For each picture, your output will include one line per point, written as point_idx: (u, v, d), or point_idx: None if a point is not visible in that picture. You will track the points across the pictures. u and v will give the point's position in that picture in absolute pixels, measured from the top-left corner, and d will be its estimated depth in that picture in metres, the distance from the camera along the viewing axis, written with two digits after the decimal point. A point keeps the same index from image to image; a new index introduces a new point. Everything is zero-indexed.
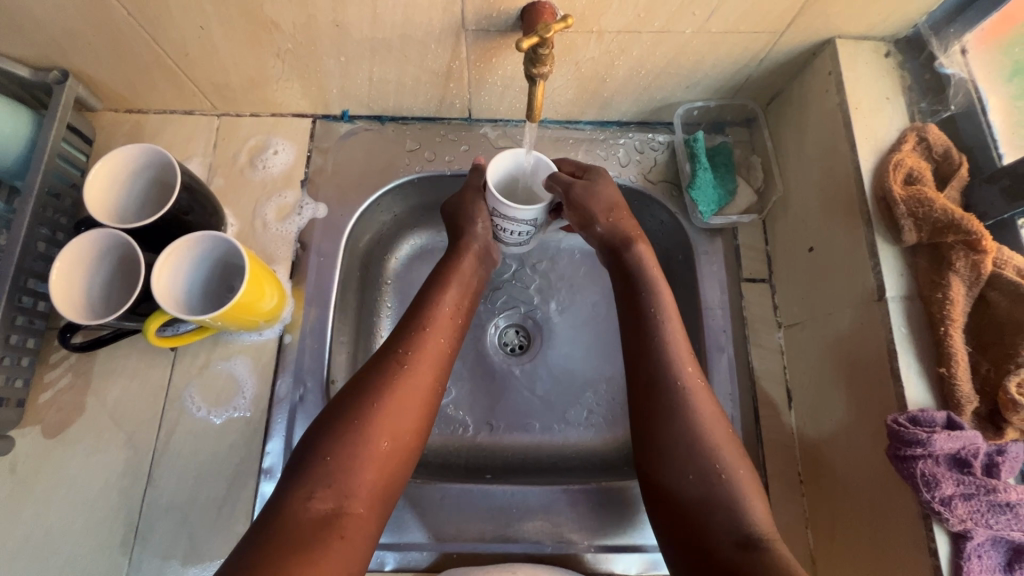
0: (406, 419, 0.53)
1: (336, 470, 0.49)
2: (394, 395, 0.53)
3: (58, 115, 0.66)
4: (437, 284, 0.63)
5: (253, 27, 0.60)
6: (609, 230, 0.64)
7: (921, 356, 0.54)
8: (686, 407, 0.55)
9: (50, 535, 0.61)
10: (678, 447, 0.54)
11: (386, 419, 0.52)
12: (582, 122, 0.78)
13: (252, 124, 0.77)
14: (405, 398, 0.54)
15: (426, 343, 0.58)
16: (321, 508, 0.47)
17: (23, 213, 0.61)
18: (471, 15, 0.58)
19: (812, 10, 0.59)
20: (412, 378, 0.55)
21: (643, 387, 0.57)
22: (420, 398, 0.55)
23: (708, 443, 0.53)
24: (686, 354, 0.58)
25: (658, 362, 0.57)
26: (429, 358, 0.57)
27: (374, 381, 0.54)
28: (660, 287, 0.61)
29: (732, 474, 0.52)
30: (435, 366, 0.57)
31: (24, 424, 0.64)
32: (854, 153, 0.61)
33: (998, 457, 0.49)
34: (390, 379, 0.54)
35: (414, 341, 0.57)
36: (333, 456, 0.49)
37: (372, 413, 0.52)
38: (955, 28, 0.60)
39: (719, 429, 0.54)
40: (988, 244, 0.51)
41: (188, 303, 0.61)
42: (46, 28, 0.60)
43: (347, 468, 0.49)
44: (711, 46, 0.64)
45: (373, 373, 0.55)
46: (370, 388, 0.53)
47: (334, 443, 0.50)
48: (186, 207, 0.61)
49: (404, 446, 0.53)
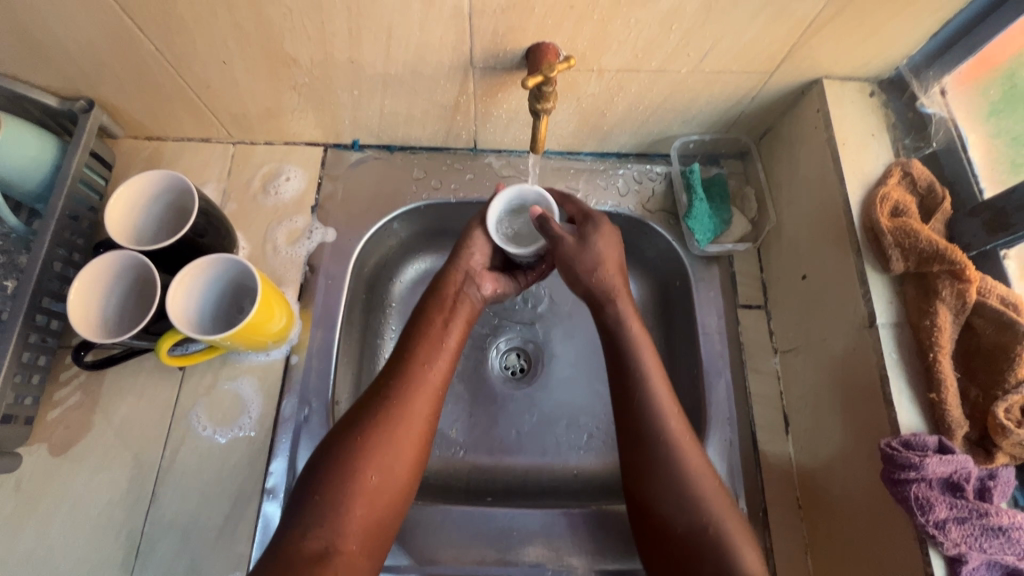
0: (395, 455, 0.54)
1: (326, 507, 0.51)
2: (384, 430, 0.55)
3: (82, 142, 0.69)
4: (431, 314, 0.64)
5: (273, 62, 0.64)
6: (589, 290, 0.65)
7: (913, 382, 0.55)
8: (671, 461, 0.55)
9: (51, 554, 0.62)
10: (673, 491, 0.54)
11: (374, 455, 0.53)
12: (583, 153, 0.82)
13: (266, 151, 0.80)
14: (394, 432, 0.55)
15: (415, 375, 0.58)
16: (315, 546, 0.49)
17: (44, 234, 0.63)
18: (479, 53, 0.62)
19: (800, 52, 0.63)
20: (402, 413, 0.56)
21: (645, 426, 0.57)
22: (411, 432, 0.56)
23: (698, 489, 0.54)
24: (672, 406, 0.58)
25: (643, 409, 0.58)
26: (417, 391, 0.58)
27: (359, 416, 0.55)
28: (642, 345, 0.62)
29: (720, 525, 0.52)
30: (426, 399, 0.58)
31: (33, 441, 0.65)
32: (842, 186, 0.64)
33: (990, 481, 0.50)
34: (375, 413, 0.55)
35: (400, 373, 0.59)
36: (321, 494, 0.51)
37: (356, 449, 0.53)
38: (933, 71, 0.64)
39: (707, 480, 0.55)
40: (971, 274, 0.54)
41: (200, 323, 0.62)
42: (77, 61, 0.63)
43: (336, 505, 0.51)
44: (705, 85, 0.67)
45: (363, 411, 0.56)
46: (356, 423, 0.55)
47: (325, 482, 0.52)
48: (201, 230, 0.63)
49: (394, 480, 0.54)
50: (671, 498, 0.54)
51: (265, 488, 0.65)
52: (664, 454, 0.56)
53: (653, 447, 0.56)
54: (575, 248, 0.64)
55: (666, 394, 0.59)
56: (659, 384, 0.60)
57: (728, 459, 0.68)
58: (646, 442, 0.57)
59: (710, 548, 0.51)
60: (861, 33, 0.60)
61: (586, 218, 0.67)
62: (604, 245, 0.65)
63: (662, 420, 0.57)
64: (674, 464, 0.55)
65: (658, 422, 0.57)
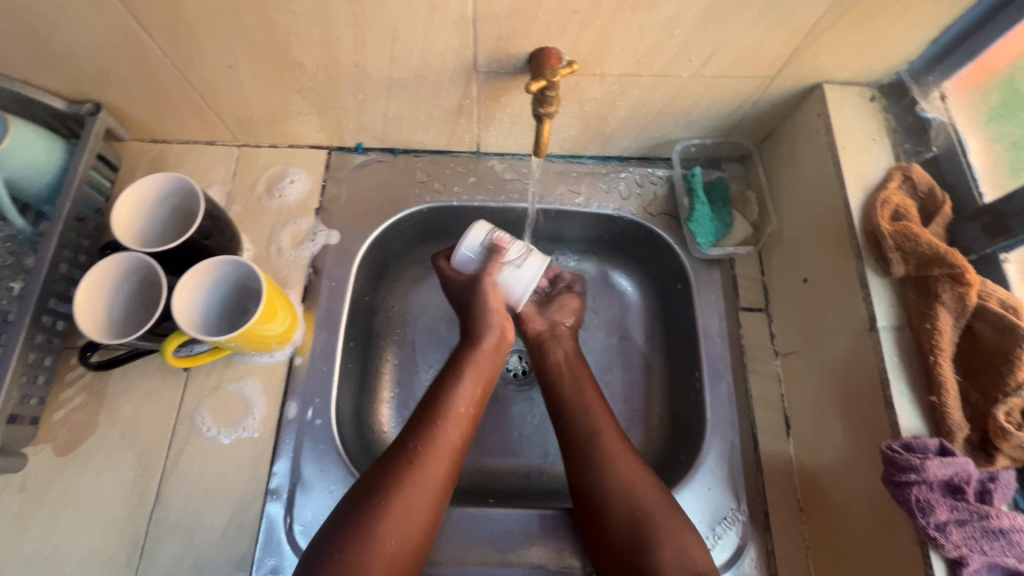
0: (413, 520, 0.56)
1: (343, 567, 0.51)
2: (407, 493, 0.56)
3: (89, 144, 0.70)
4: (452, 376, 0.65)
5: (279, 67, 0.65)
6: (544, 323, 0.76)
7: (913, 385, 0.56)
8: (607, 465, 0.62)
9: (55, 554, 0.62)
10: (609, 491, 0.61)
11: (395, 517, 0.55)
12: (585, 157, 0.82)
13: (270, 154, 0.81)
14: (415, 495, 0.56)
15: (437, 438, 0.60)
16: None
17: (51, 236, 0.64)
18: (482, 58, 0.62)
19: (800, 58, 0.63)
20: (423, 475, 0.58)
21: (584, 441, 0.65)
22: (431, 496, 0.57)
23: (633, 479, 0.61)
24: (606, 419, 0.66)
25: (586, 428, 0.65)
26: (438, 454, 0.59)
27: (382, 476, 0.57)
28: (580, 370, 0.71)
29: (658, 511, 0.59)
30: (446, 462, 0.60)
31: (38, 441, 0.66)
32: (843, 190, 0.64)
33: (990, 484, 0.51)
34: (399, 475, 0.57)
35: (424, 436, 0.60)
36: (340, 553, 0.52)
37: (379, 511, 0.54)
38: (933, 76, 0.65)
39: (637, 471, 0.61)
40: (972, 277, 0.54)
41: (204, 324, 0.63)
42: (85, 65, 0.64)
43: (354, 567, 0.51)
44: (706, 90, 0.68)
45: (384, 472, 0.57)
46: (379, 484, 0.56)
47: (347, 543, 0.52)
48: (207, 232, 0.64)
49: (411, 545, 0.55)
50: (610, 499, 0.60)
51: (268, 489, 0.66)
52: (603, 462, 0.62)
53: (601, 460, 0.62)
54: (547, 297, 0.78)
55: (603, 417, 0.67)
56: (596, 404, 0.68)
57: (729, 461, 0.68)
58: (586, 454, 0.64)
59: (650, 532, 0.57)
60: (860, 39, 0.61)
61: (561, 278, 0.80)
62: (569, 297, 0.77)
63: (603, 438, 0.64)
64: (620, 479, 0.61)
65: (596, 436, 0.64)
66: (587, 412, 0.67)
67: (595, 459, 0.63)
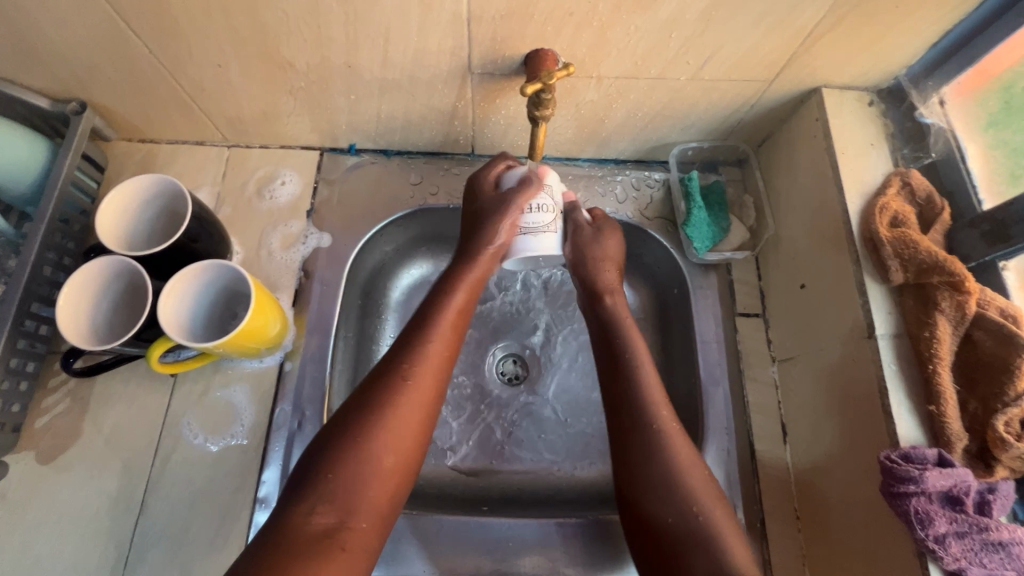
0: (408, 436, 0.54)
1: (339, 483, 0.50)
2: (398, 409, 0.54)
3: (74, 144, 0.68)
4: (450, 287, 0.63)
5: (269, 66, 0.63)
6: (589, 279, 0.68)
7: (912, 394, 0.55)
8: (662, 450, 0.56)
9: (38, 563, 0.60)
10: (661, 479, 0.54)
11: (390, 433, 0.53)
12: (581, 160, 0.81)
13: (261, 155, 0.79)
14: (407, 411, 0.54)
15: (428, 354, 0.58)
16: (323, 523, 0.48)
17: (34, 238, 0.62)
18: (477, 59, 0.61)
19: (799, 61, 0.63)
20: (417, 390, 0.55)
21: (634, 415, 0.58)
22: (422, 411, 0.55)
23: (684, 475, 0.54)
24: (660, 398, 0.59)
25: (635, 405, 0.58)
26: (430, 370, 0.57)
27: (375, 393, 0.54)
28: (635, 336, 0.64)
29: (709, 516, 0.52)
30: (438, 378, 0.57)
31: (20, 449, 0.64)
32: (841, 195, 0.63)
33: (989, 495, 0.50)
34: (390, 391, 0.54)
35: (415, 352, 0.57)
36: (334, 472, 0.50)
37: (373, 427, 0.52)
38: (932, 81, 0.64)
39: (695, 471, 0.55)
40: (971, 285, 0.53)
41: (192, 330, 0.61)
42: (70, 63, 0.62)
43: (350, 483, 0.50)
44: (704, 92, 0.67)
45: (376, 390, 0.55)
46: (371, 401, 0.54)
47: (339, 460, 0.50)
48: (195, 235, 0.62)
49: (407, 459, 0.53)
50: (660, 487, 0.54)
51: (256, 498, 0.64)
52: (653, 443, 0.56)
53: (638, 430, 0.57)
54: (586, 237, 0.68)
55: (655, 381, 0.60)
56: (649, 374, 0.61)
57: (725, 468, 0.67)
58: (635, 430, 0.57)
59: (700, 536, 0.51)
60: (861, 42, 0.60)
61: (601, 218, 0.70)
62: (612, 243, 0.69)
63: (654, 407, 0.58)
64: (669, 460, 0.55)
65: (647, 410, 0.58)
66: (642, 386, 0.59)
67: (631, 425, 0.58)
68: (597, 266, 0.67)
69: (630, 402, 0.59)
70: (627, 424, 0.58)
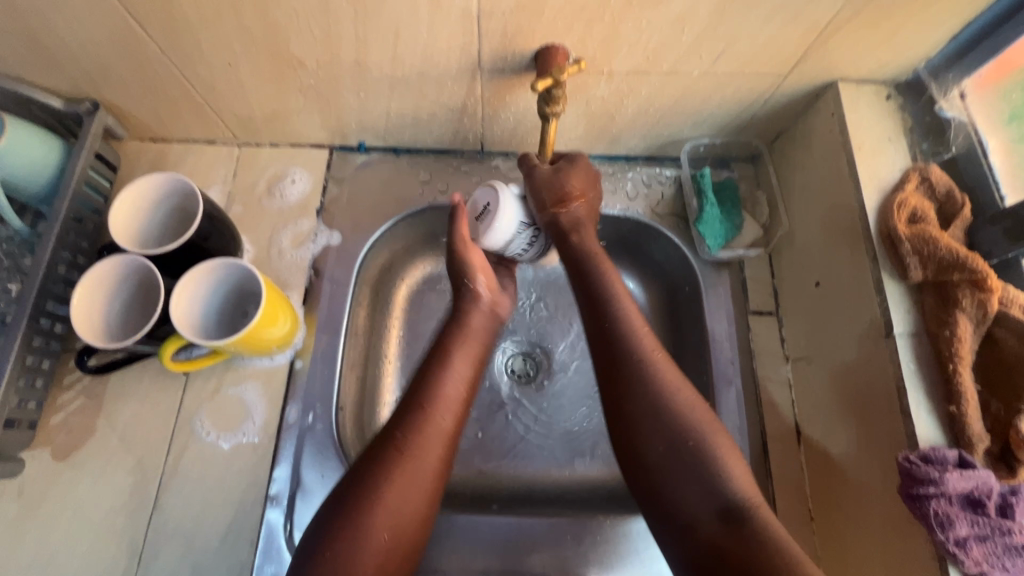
0: (409, 510, 0.52)
1: (337, 566, 0.48)
2: (399, 486, 0.52)
3: (87, 143, 0.68)
4: (444, 353, 0.61)
5: (278, 64, 0.63)
6: (577, 250, 0.64)
7: (931, 394, 0.54)
8: (656, 394, 0.54)
9: (53, 559, 0.61)
10: (654, 418, 0.53)
11: (391, 509, 0.51)
12: (591, 157, 0.80)
13: (271, 153, 0.80)
14: (409, 487, 0.53)
15: (427, 423, 0.56)
16: None
17: (48, 237, 0.62)
18: (487, 55, 0.61)
19: (815, 54, 0.61)
20: (415, 466, 0.53)
21: (630, 376, 0.55)
22: (423, 484, 0.53)
23: (675, 401, 0.53)
24: (649, 338, 0.57)
25: (630, 366, 0.55)
26: (434, 439, 0.55)
27: (374, 466, 0.53)
28: (622, 294, 0.60)
29: (701, 439, 0.52)
30: (440, 447, 0.55)
31: (35, 445, 0.65)
32: (858, 191, 0.62)
33: (1011, 497, 0.48)
34: (391, 466, 0.53)
35: (418, 422, 0.55)
36: (334, 552, 0.49)
37: (373, 506, 0.51)
38: (953, 73, 0.62)
39: (687, 398, 0.54)
40: (993, 283, 0.52)
41: (203, 328, 0.62)
42: (83, 63, 0.63)
43: (349, 564, 0.49)
44: (717, 87, 0.66)
45: (376, 463, 0.53)
46: (372, 476, 0.52)
47: (340, 538, 0.49)
48: (206, 234, 0.63)
49: (408, 533, 0.52)
50: (654, 428, 0.53)
51: (268, 495, 0.65)
52: (649, 390, 0.54)
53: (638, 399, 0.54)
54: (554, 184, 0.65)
55: (643, 327, 0.58)
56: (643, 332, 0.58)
57: None
58: (630, 389, 0.54)
59: (696, 461, 0.51)
60: (879, 35, 0.59)
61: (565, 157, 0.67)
62: (580, 178, 0.66)
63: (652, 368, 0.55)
64: (656, 389, 0.54)
65: (641, 364, 0.55)
66: (636, 345, 0.56)
67: (621, 387, 0.55)
68: (581, 228, 0.65)
69: (626, 364, 0.55)
70: (624, 385, 0.55)
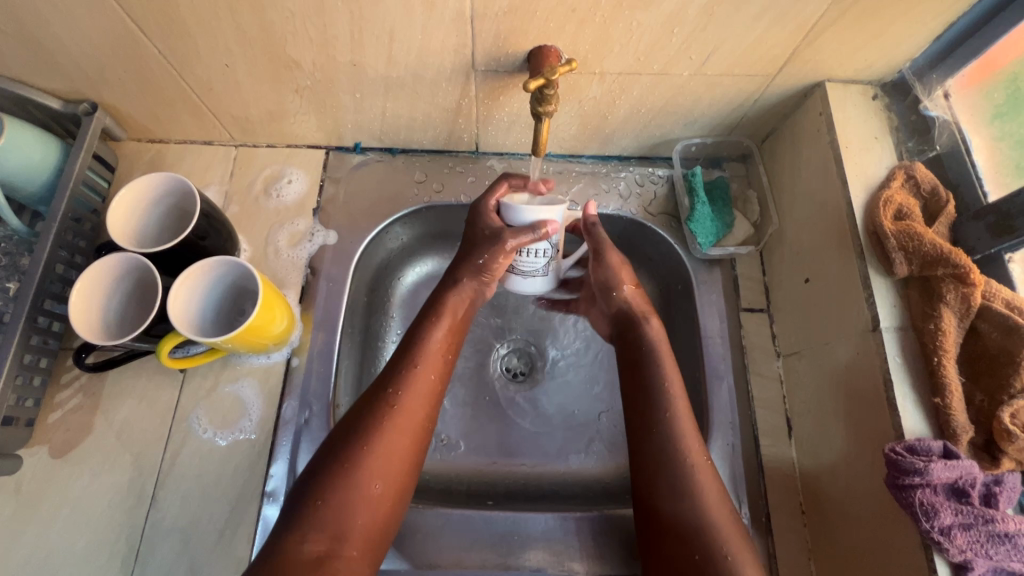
0: (396, 463, 0.55)
1: (328, 513, 0.51)
2: (386, 437, 0.55)
3: (85, 144, 0.69)
4: (431, 314, 0.63)
5: (275, 65, 0.64)
6: (624, 306, 0.68)
7: (917, 386, 0.55)
8: (692, 488, 0.56)
9: (50, 555, 0.61)
10: (688, 518, 0.54)
11: (378, 462, 0.54)
12: (584, 156, 0.81)
13: (268, 154, 0.80)
14: (395, 438, 0.55)
15: (414, 382, 0.58)
16: (314, 550, 0.49)
17: (46, 236, 0.63)
18: (481, 56, 0.62)
19: (802, 55, 0.63)
20: (402, 418, 0.56)
21: (666, 452, 0.57)
22: (408, 436, 0.56)
23: (713, 517, 0.54)
24: (693, 432, 0.59)
25: (666, 438, 0.58)
26: (420, 395, 0.58)
27: (364, 420, 0.55)
28: (668, 365, 0.63)
29: (737, 558, 0.52)
30: (425, 405, 0.58)
31: (33, 443, 0.65)
32: (845, 189, 0.63)
33: (995, 487, 0.50)
34: (379, 417, 0.55)
35: (404, 378, 0.58)
36: (325, 500, 0.51)
37: (361, 457, 0.53)
38: (937, 73, 0.64)
39: (723, 512, 0.55)
40: (976, 278, 0.53)
41: (200, 325, 0.62)
42: (81, 64, 0.63)
43: (341, 511, 0.51)
44: (707, 88, 0.67)
45: (364, 418, 0.55)
46: (361, 429, 0.55)
47: (327, 488, 0.52)
48: (203, 232, 0.63)
49: (396, 486, 0.55)
50: (687, 526, 0.54)
51: (264, 491, 0.65)
52: (685, 481, 0.56)
53: (669, 465, 0.57)
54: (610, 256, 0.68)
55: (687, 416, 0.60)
56: (681, 404, 0.60)
57: (731, 463, 0.67)
58: (665, 466, 0.57)
59: None
60: (864, 36, 0.60)
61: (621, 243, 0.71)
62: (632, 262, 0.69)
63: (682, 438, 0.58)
64: (698, 496, 0.55)
65: (680, 454, 0.57)
66: (675, 424, 0.59)
67: (656, 461, 0.58)
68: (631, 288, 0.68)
69: (663, 434, 0.58)
70: (660, 459, 0.57)
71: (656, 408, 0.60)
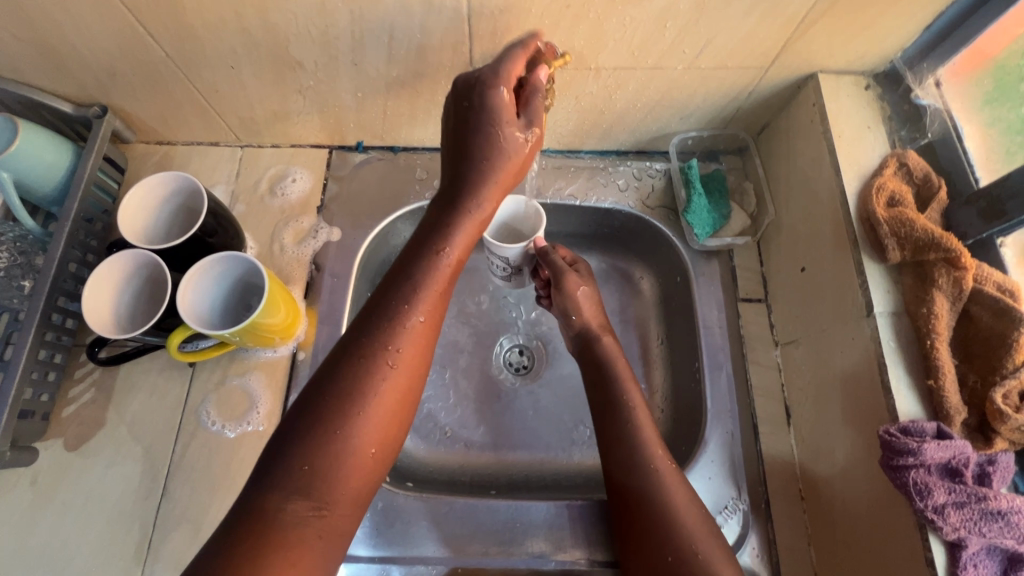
0: (388, 423, 0.51)
1: (315, 477, 0.46)
2: (380, 395, 0.51)
3: (96, 146, 0.71)
4: (434, 243, 0.57)
5: (278, 66, 0.66)
6: (583, 327, 0.70)
7: (911, 369, 0.56)
8: (660, 488, 0.57)
9: (65, 545, 0.63)
10: (659, 517, 0.56)
11: (370, 421, 0.50)
12: (583, 152, 0.83)
13: (273, 154, 0.82)
14: (388, 396, 0.51)
15: (407, 334, 0.53)
16: (299, 515, 0.45)
17: (60, 235, 0.65)
18: (478, 54, 0.63)
19: (794, 47, 0.64)
20: (397, 375, 0.52)
21: (634, 456, 0.60)
22: (402, 393, 0.52)
23: (681, 516, 0.56)
24: (657, 439, 0.62)
25: (633, 445, 0.61)
26: (415, 348, 0.53)
27: (355, 378, 0.50)
28: (627, 377, 0.66)
29: (708, 554, 0.53)
30: (421, 358, 0.54)
31: (49, 436, 0.67)
32: (839, 178, 0.64)
33: (988, 467, 0.51)
34: (371, 375, 0.51)
35: (398, 330, 0.53)
36: (311, 465, 0.47)
37: (353, 418, 0.49)
38: (928, 62, 0.65)
39: (690, 509, 0.56)
40: (968, 262, 0.54)
41: (209, 319, 0.64)
42: (91, 69, 0.66)
43: (328, 476, 0.47)
44: (701, 81, 0.68)
45: (354, 370, 0.51)
46: (351, 387, 0.50)
47: (313, 450, 0.47)
48: (210, 230, 0.65)
49: (388, 446, 0.51)
50: (658, 524, 0.55)
51: None
52: (652, 484, 0.58)
53: (638, 468, 0.59)
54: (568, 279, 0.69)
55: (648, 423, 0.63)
56: (642, 415, 0.63)
57: (730, 451, 0.68)
58: (635, 469, 0.59)
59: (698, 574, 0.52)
60: (853, 27, 0.61)
61: (575, 263, 0.72)
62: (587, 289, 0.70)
63: (645, 445, 0.60)
64: (666, 494, 0.57)
65: (646, 458, 0.60)
66: (640, 432, 0.61)
67: (626, 466, 0.60)
68: (585, 311, 0.70)
69: (629, 438, 0.61)
70: (630, 461, 0.60)
71: (620, 419, 0.63)
